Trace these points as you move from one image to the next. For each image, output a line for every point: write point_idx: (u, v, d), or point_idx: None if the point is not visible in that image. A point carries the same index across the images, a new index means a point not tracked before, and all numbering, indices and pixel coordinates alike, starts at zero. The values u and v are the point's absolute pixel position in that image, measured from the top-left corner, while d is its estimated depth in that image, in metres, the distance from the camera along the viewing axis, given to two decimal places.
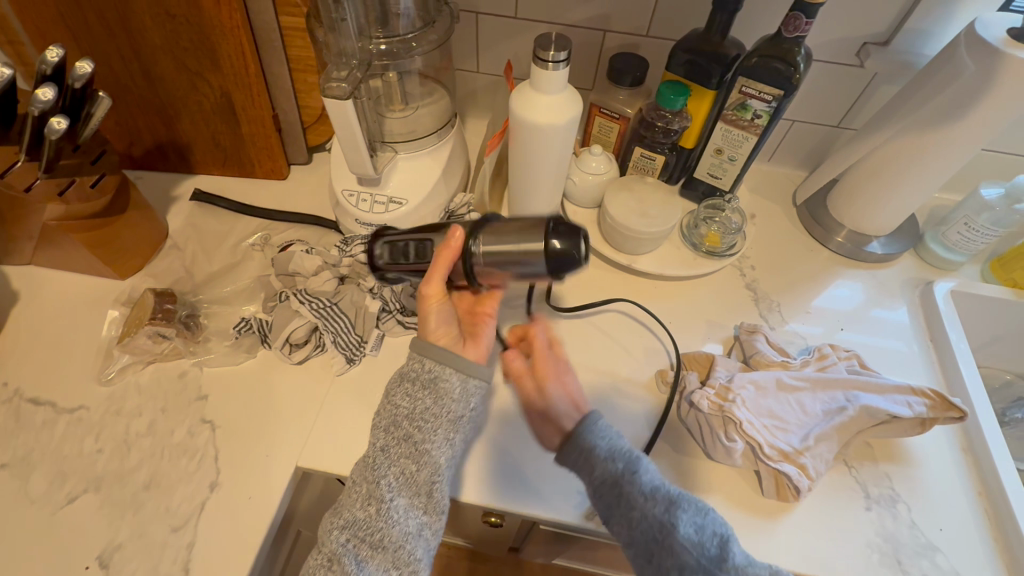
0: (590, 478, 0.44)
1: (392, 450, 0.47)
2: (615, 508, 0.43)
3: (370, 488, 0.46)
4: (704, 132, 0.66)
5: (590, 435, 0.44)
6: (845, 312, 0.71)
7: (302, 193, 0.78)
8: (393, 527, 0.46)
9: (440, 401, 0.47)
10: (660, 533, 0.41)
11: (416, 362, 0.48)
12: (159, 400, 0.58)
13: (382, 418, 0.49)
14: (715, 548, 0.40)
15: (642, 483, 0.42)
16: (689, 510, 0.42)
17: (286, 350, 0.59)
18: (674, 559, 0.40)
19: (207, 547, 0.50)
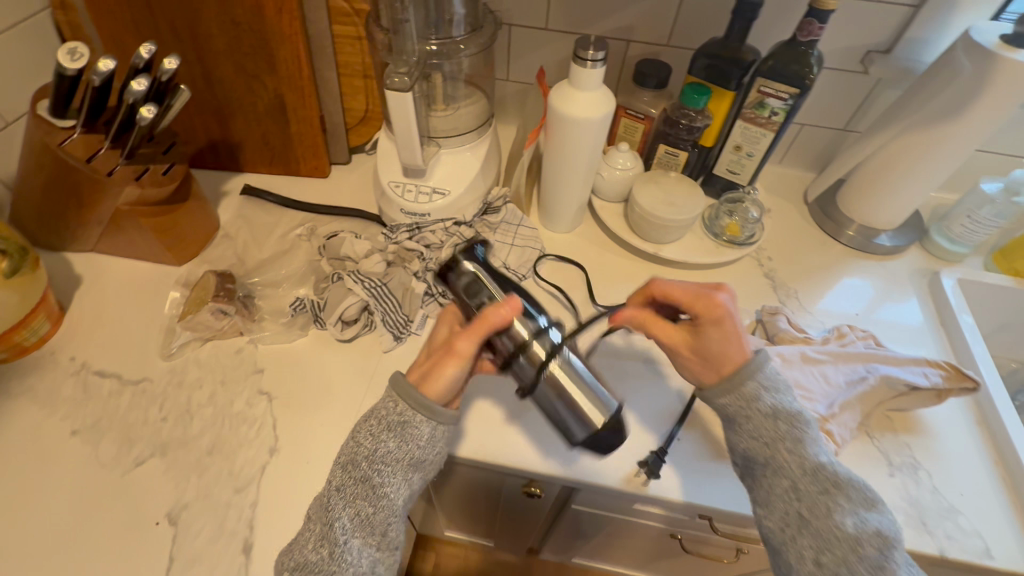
0: (749, 431, 0.47)
1: (347, 491, 0.46)
2: (763, 468, 0.47)
3: (323, 530, 0.45)
4: (723, 130, 0.71)
5: (757, 385, 0.48)
6: (858, 300, 0.75)
7: (344, 189, 0.82)
8: (346, 570, 0.44)
9: (404, 445, 0.46)
10: (815, 509, 0.43)
11: (387, 401, 0.47)
12: (218, 373, 0.61)
13: (340, 458, 0.47)
14: (872, 548, 0.41)
15: (815, 452, 0.46)
16: (854, 500, 0.43)
17: (338, 327, 0.63)
18: (823, 537, 0.42)
19: (269, 507, 0.52)
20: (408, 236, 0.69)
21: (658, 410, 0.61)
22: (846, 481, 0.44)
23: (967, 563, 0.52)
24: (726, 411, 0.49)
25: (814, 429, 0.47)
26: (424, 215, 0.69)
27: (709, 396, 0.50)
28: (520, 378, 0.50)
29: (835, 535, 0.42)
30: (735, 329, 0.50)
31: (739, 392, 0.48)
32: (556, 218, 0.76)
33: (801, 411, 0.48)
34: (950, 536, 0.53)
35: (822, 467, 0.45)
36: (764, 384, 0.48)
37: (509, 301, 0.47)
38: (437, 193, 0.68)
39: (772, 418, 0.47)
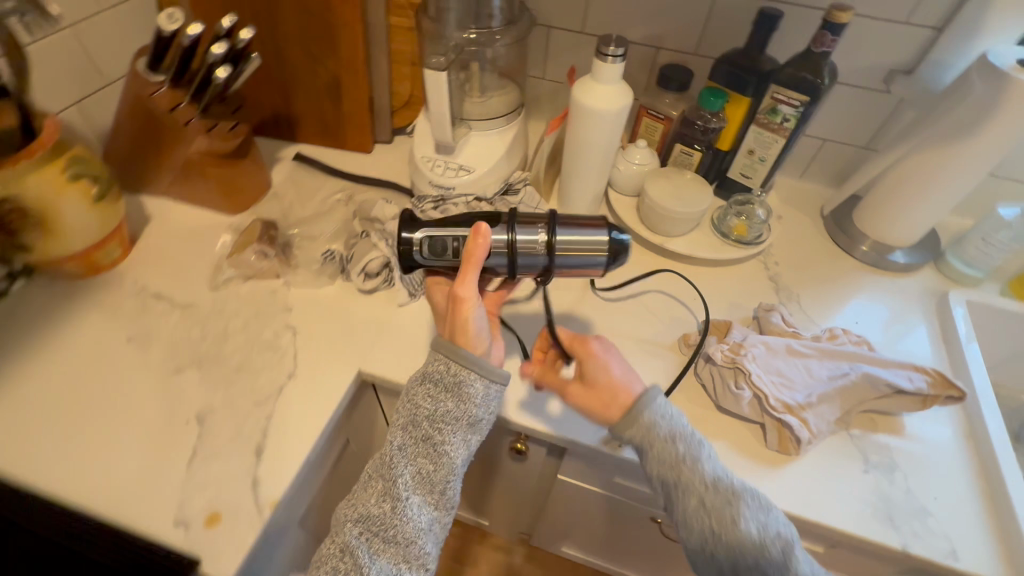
0: (650, 456, 0.49)
1: (410, 448, 0.51)
2: (668, 488, 0.49)
3: (386, 485, 0.50)
4: (739, 134, 0.75)
5: (652, 413, 0.50)
6: (862, 311, 0.77)
7: (383, 164, 0.90)
8: (406, 525, 0.50)
9: (462, 404, 0.50)
10: (722, 522, 0.47)
11: (441, 363, 0.51)
12: (254, 307, 0.69)
13: (400, 419, 0.52)
14: (777, 550, 0.46)
15: (711, 470, 0.49)
16: (753, 508, 0.48)
17: (361, 279, 0.71)
18: (733, 547, 0.47)
19: (281, 422, 0.59)
20: (432, 206, 0.75)
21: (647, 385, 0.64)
22: (743, 491, 0.49)
23: (931, 562, 0.54)
24: (632, 443, 0.50)
25: (702, 445, 0.50)
26: (449, 189, 0.75)
27: (616, 432, 0.51)
28: (533, 268, 0.56)
29: (745, 546, 0.46)
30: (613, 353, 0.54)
31: (641, 423, 0.50)
32: (572, 206, 0.82)
33: (693, 433, 0.51)
34: (916, 534, 0.55)
35: (719, 482, 0.48)
36: (658, 406, 0.50)
37: (476, 231, 0.50)
38: (463, 170, 0.75)
39: (671, 441, 0.49)
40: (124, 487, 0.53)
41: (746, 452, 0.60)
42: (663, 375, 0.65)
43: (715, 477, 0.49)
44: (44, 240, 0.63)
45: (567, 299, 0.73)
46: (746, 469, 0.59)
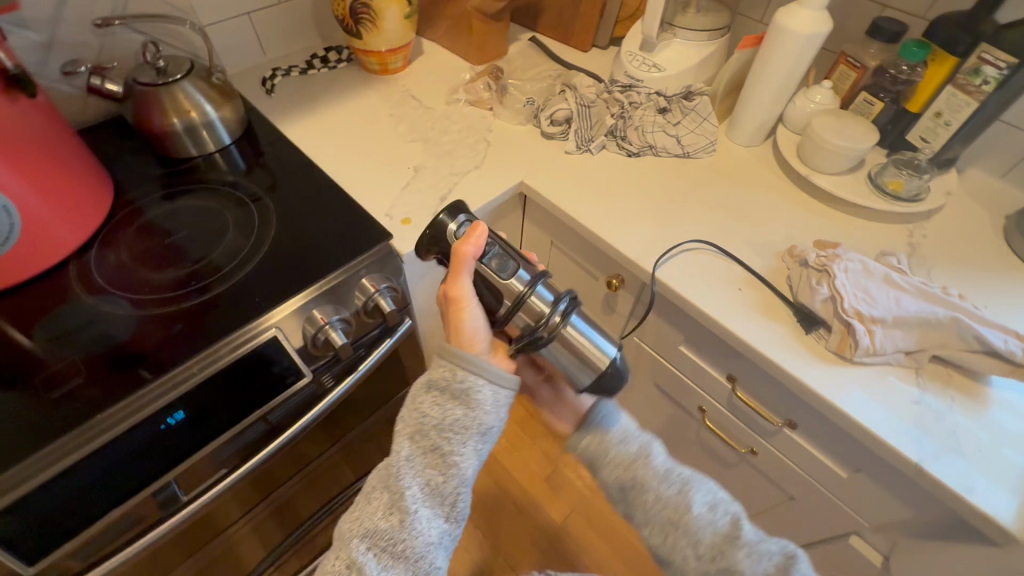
0: (602, 455, 0.54)
1: (418, 461, 0.53)
2: (625, 478, 0.53)
3: (393, 500, 0.52)
4: (933, 96, 0.76)
5: (604, 414, 0.57)
6: (1004, 303, 0.72)
7: (593, 60, 1.09)
8: (417, 539, 0.51)
9: (468, 407, 0.53)
10: (675, 510, 0.50)
11: (447, 369, 0.54)
12: (467, 121, 0.95)
13: (407, 428, 0.55)
14: (727, 525, 0.50)
15: (659, 458, 0.54)
16: (700, 488, 0.52)
17: (546, 123, 0.91)
18: (689, 535, 0.49)
19: (461, 190, 0.84)
20: (620, 90, 0.92)
21: (739, 268, 0.75)
22: (692, 479, 0.52)
23: (943, 487, 0.57)
24: (585, 449, 0.56)
25: (647, 437, 0.56)
26: (639, 82, 0.91)
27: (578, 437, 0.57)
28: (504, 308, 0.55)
29: (700, 529, 0.49)
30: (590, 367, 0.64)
31: (593, 430, 0.56)
32: (738, 128, 0.91)
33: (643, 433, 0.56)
34: (937, 457, 0.58)
35: (670, 471, 0.53)
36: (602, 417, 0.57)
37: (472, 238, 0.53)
38: (655, 67, 0.90)
39: (623, 441, 0.55)
40: (364, 187, 0.83)
41: (802, 343, 0.68)
42: (754, 265, 0.76)
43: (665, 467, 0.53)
44: (368, 32, 0.94)
45: (700, 194, 0.85)
46: (796, 349, 0.67)
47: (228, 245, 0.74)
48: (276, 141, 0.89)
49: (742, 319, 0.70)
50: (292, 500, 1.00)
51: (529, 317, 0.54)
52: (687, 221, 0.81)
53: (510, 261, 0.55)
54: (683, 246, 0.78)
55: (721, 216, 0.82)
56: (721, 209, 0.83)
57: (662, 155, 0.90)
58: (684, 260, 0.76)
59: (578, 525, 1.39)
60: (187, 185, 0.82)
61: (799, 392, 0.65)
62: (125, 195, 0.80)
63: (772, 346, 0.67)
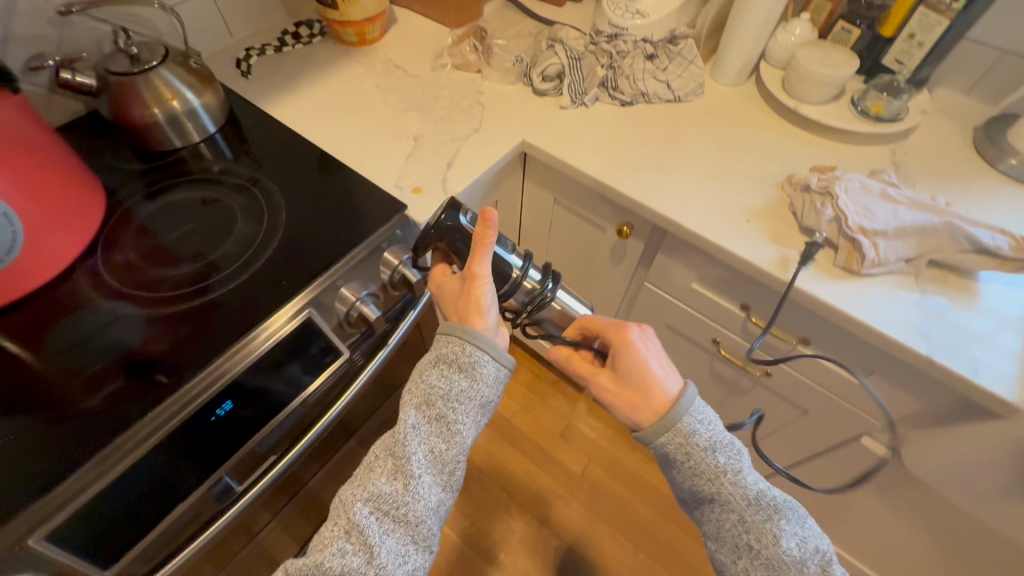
0: (691, 465, 0.54)
1: (423, 428, 0.56)
2: (710, 499, 0.55)
3: (397, 465, 0.54)
4: (904, 20, 0.80)
5: (690, 421, 0.55)
6: (983, 206, 0.79)
7: (570, 14, 1.08)
8: (418, 503, 0.53)
9: (475, 380, 0.56)
10: (759, 540, 0.52)
11: (454, 343, 0.57)
12: (457, 86, 0.94)
13: (414, 396, 0.57)
14: (818, 568, 0.52)
15: (747, 480, 0.54)
16: (794, 525, 0.53)
17: (537, 80, 0.91)
18: (770, 564, 0.51)
19: (467, 154, 0.84)
20: (606, 41, 0.92)
21: (743, 201, 0.79)
22: (781, 505, 0.54)
23: (953, 374, 0.63)
24: (665, 448, 0.55)
25: (734, 449, 0.56)
26: (625, 31, 0.90)
27: (649, 436, 0.56)
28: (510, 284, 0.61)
29: (784, 564, 0.51)
30: (655, 361, 0.58)
31: (677, 430, 0.54)
32: (723, 68, 0.94)
33: (730, 442, 0.56)
34: (945, 349, 0.64)
35: (757, 493, 0.54)
36: (692, 423, 0.55)
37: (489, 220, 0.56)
38: (638, 15, 0.89)
39: (711, 452, 0.54)
40: (367, 161, 0.81)
41: (811, 263, 0.72)
42: (757, 197, 0.79)
43: (752, 490, 0.54)
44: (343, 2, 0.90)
45: (697, 136, 0.88)
46: (808, 268, 0.71)
47: (241, 233, 0.72)
48: (264, 123, 0.86)
49: (756, 248, 0.74)
50: (328, 485, 1.01)
51: (523, 297, 0.63)
52: (688, 162, 0.84)
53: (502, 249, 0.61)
54: (688, 186, 0.81)
55: (719, 155, 0.85)
56: (718, 148, 0.86)
57: (654, 101, 0.92)
58: (691, 199, 0.79)
59: (597, 473, 1.46)
60: (181, 179, 0.79)
61: (816, 308, 0.70)
62: (118, 196, 0.77)
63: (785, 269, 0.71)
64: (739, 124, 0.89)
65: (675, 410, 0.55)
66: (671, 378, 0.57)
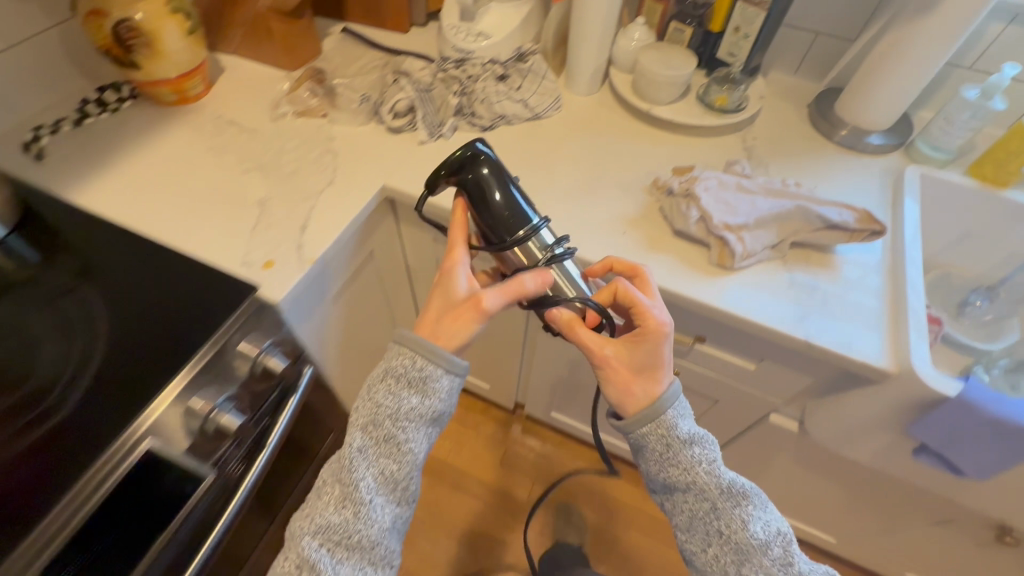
0: (670, 455, 0.57)
1: (370, 450, 0.54)
2: (686, 490, 0.57)
3: (345, 492, 0.53)
4: (728, 14, 0.84)
5: (672, 415, 0.58)
6: (826, 181, 0.84)
7: (417, 40, 1.03)
8: (371, 528, 0.52)
9: (424, 395, 0.55)
10: (730, 527, 0.55)
11: (404, 359, 0.56)
12: (303, 135, 0.85)
13: (361, 418, 0.55)
14: (781, 549, 0.55)
15: (720, 472, 0.57)
16: (757, 510, 0.56)
17: (389, 117, 0.85)
18: (739, 549, 0.54)
19: (321, 212, 0.76)
20: (454, 66, 0.89)
21: (617, 214, 0.78)
22: (749, 492, 0.57)
23: (829, 352, 0.65)
24: (646, 440, 0.58)
25: (706, 440, 0.59)
26: (470, 53, 0.88)
27: (633, 423, 0.58)
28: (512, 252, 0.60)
29: (753, 548, 0.54)
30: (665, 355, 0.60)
31: (661, 422, 0.58)
32: (575, 78, 0.93)
33: (705, 436, 0.59)
34: (820, 327, 0.67)
35: (725, 483, 0.56)
36: (671, 417, 0.58)
37: (542, 280, 0.56)
38: (481, 36, 0.88)
39: (689, 445, 0.57)
40: (206, 238, 0.71)
41: (689, 265, 0.72)
42: (629, 207, 0.79)
43: (723, 480, 0.57)
44: (147, 59, 0.79)
45: (562, 151, 0.86)
46: (689, 271, 0.72)
47: (47, 361, 0.59)
48: (71, 212, 0.72)
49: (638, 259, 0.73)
50: None
51: (525, 255, 0.60)
52: (558, 181, 0.82)
53: (525, 203, 0.60)
54: (562, 205, 0.79)
55: (586, 168, 0.84)
56: (585, 161, 0.85)
57: (513, 122, 0.90)
58: (567, 221, 0.77)
59: (544, 493, 1.42)
60: None
61: (702, 311, 0.71)
62: None
63: (665, 276, 0.71)
64: (597, 133, 0.88)
65: (658, 403, 0.58)
66: (668, 376, 0.60)
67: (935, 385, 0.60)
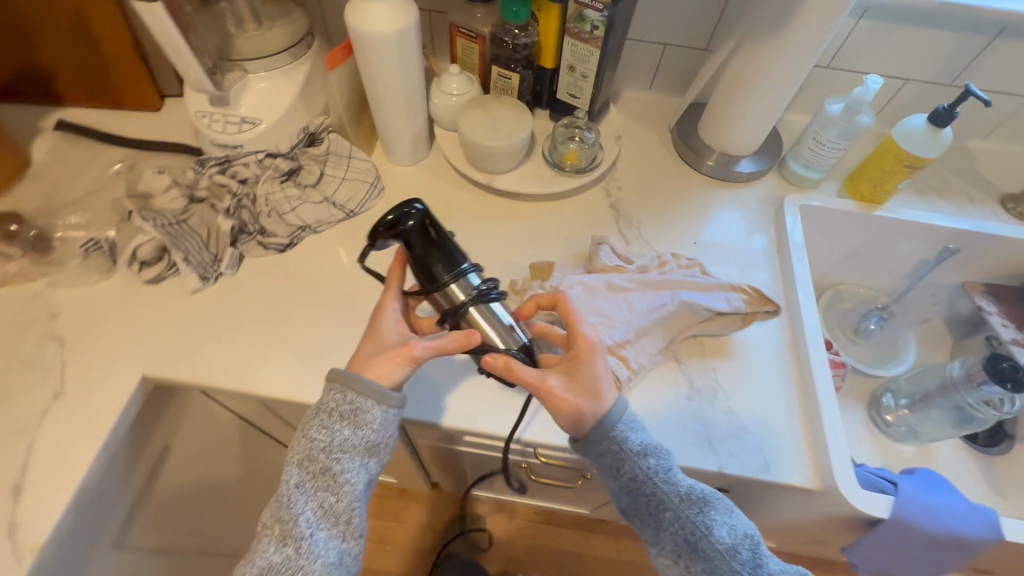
0: (620, 471, 0.49)
1: (308, 484, 0.45)
2: (644, 503, 0.49)
3: (285, 527, 0.44)
4: (558, 49, 0.67)
5: (624, 429, 0.48)
6: (710, 234, 0.73)
7: (172, 121, 0.76)
8: (315, 563, 0.43)
9: (357, 430, 0.46)
10: (695, 535, 0.48)
11: (334, 392, 0.47)
12: (7, 319, 0.59)
13: (293, 454, 0.47)
14: (747, 555, 0.47)
15: (678, 481, 0.49)
16: (720, 512, 0.49)
17: (136, 268, 0.61)
18: (709, 557, 0.47)
19: (45, 453, 0.52)
20: (218, 170, 0.65)
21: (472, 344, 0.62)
22: (711, 495, 0.49)
23: (744, 478, 0.55)
24: (602, 455, 0.49)
25: (659, 450, 0.50)
26: (236, 148, 0.65)
27: (589, 441, 0.48)
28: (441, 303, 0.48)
29: (717, 555, 0.47)
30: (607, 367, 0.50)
31: (612, 437, 0.48)
32: (392, 150, 0.73)
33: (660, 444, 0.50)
34: (732, 453, 0.56)
35: (685, 488, 0.49)
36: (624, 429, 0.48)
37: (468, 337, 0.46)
38: (247, 123, 0.64)
39: (643, 456, 0.48)
40: None
41: None
42: None
43: (682, 487, 0.49)
44: None
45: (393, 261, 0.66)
46: None
47: None
48: None
49: (507, 411, 0.58)
50: None
51: (451, 299, 0.47)
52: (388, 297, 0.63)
53: (457, 251, 0.47)
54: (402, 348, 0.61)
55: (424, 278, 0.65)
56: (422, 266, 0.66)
57: (323, 228, 0.68)
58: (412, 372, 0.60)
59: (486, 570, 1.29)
60: None
61: None
62: None
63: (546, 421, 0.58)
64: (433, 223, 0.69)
65: (609, 419, 0.48)
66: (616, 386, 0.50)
67: (861, 507, 0.52)
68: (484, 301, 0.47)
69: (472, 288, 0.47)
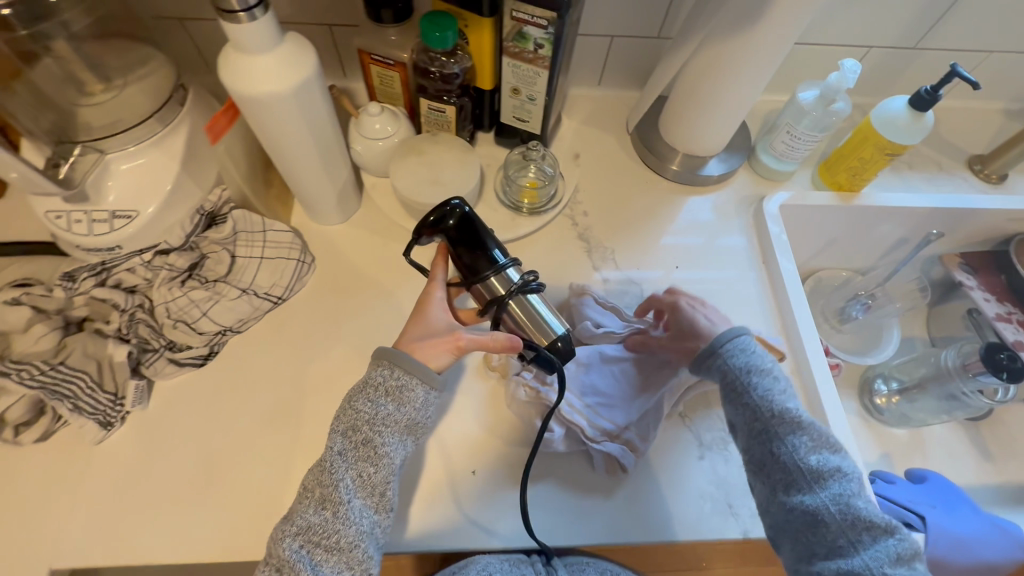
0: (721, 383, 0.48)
1: (350, 453, 0.43)
2: (741, 413, 0.47)
3: (324, 491, 0.41)
4: (496, 70, 0.56)
5: (729, 348, 0.49)
6: (691, 253, 0.66)
7: (22, 210, 0.60)
8: (349, 529, 0.41)
9: (401, 408, 0.44)
10: (782, 448, 0.45)
11: (381, 367, 0.44)
12: None
13: (338, 422, 0.44)
14: (833, 483, 0.43)
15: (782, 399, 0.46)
16: (816, 436, 0.45)
17: (11, 435, 0.49)
18: (792, 473, 0.44)
19: None
20: (94, 281, 0.51)
21: (454, 441, 0.53)
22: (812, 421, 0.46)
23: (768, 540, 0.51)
24: (712, 368, 0.49)
25: (772, 372, 0.48)
26: (114, 250, 0.50)
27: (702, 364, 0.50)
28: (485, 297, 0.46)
29: (802, 472, 0.44)
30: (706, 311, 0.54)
31: (718, 352, 0.49)
32: (314, 212, 0.60)
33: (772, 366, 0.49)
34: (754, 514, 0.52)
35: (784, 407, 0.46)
36: (732, 347, 0.49)
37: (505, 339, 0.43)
38: (121, 219, 0.49)
39: (748, 373, 0.48)
40: None
41: (581, 484, 0.52)
42: (467, 421, 0.54)
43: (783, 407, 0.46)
44: None
45: (339, 351, 0.55)
46: (579, 496, 0.51)
47: None
48: None
49: (507, 522, 0.50)
50: None
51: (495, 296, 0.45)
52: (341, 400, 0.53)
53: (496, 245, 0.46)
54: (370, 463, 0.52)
55: None
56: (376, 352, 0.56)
57: (246, 326, 0.56)
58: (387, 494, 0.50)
59: None
60: None
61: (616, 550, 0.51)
62: None
63: (557, 520, 0.50)
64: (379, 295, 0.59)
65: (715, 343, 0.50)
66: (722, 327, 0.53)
67: None
68: (523, 294, 0.45)
69: (514, 281, 0.45)
